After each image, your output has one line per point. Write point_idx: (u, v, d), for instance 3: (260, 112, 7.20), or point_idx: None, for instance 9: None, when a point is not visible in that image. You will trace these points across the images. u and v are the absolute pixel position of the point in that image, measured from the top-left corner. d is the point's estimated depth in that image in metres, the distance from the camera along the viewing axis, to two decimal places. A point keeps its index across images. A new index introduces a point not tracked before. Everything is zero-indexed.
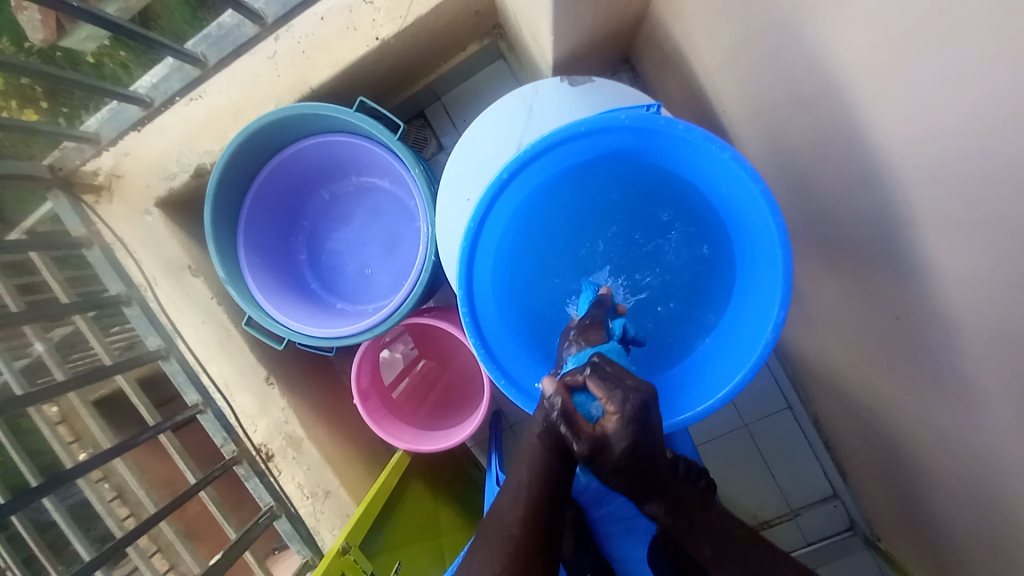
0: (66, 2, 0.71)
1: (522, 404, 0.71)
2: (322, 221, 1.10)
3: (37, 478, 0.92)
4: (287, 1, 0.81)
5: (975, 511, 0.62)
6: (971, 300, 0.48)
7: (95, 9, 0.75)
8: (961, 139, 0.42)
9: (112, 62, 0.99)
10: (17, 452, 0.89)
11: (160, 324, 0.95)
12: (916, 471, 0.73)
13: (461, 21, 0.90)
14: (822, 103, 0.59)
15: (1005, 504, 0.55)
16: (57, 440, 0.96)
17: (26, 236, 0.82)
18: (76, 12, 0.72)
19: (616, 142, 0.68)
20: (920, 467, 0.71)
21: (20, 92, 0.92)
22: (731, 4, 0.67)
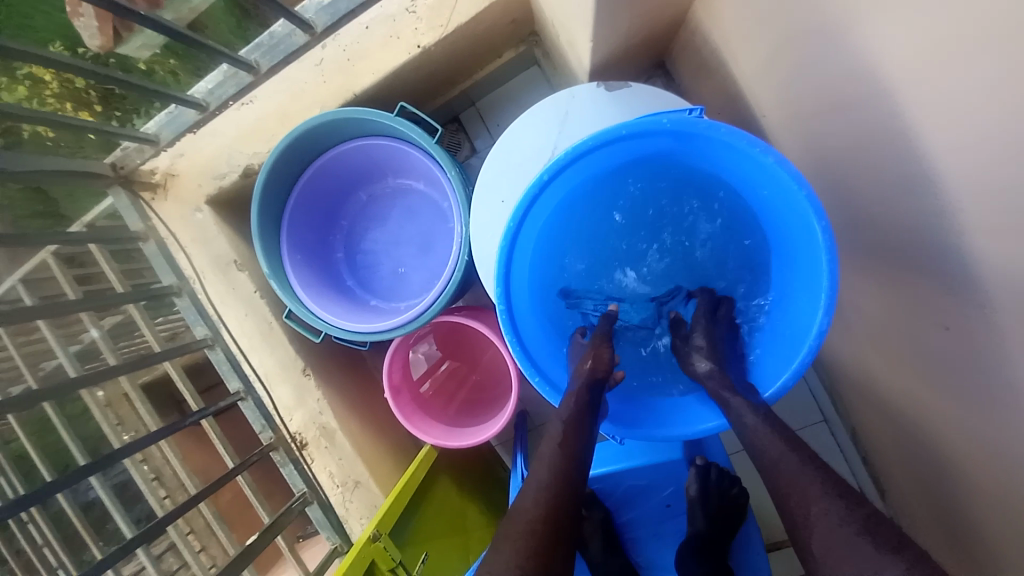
0: (131, 10, 0.75)
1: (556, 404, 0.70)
2: (359, 221, 1.14)
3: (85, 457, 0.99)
4: (335, 11, 0.85)
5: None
6: (1022, 312, 0.47)
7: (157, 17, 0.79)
8: (1015, 147, 0.42)
9: (162, 69, 1.06)
10: (67, 432, 0.97)
11: (207, 315, 1.00)
12: (961, 489, 0.70)
13: (499, 29, 0.92)
14: (866, 109, 0.58)
15: None
16: (106, 423, 1.04)
17: (89, 230, 0.88)
18: (140, 20, 0.76)
19: (655, 145, 0.69)
20: (965, 485, 0.69)
21: (75, 95, 1.02)
22: (772, 10, 0.67)
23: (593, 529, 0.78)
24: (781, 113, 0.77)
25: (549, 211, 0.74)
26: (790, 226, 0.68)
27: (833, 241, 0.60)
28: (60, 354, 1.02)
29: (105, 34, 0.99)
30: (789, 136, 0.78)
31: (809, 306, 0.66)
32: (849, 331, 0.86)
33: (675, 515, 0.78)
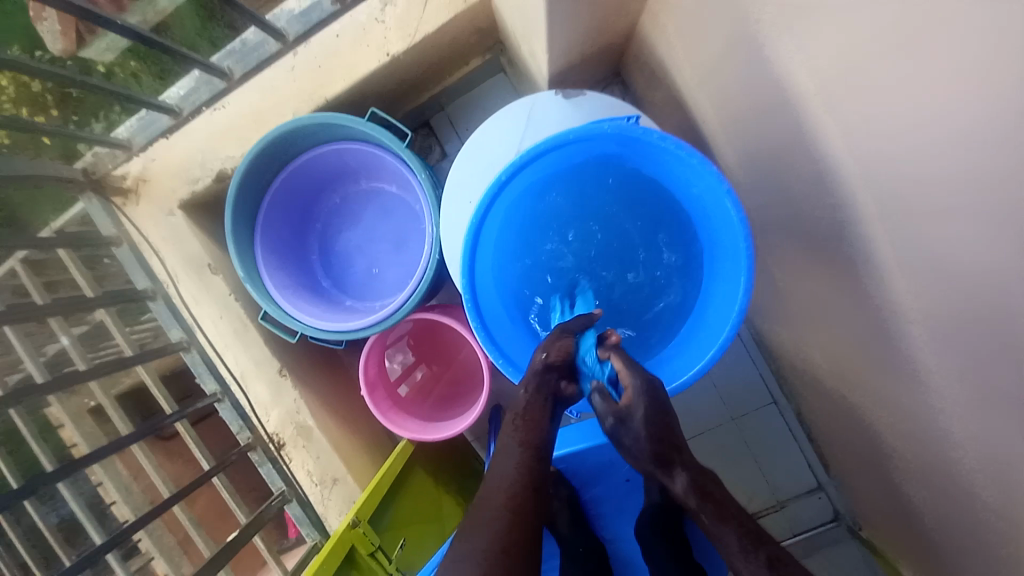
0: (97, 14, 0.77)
1: (520, 383, 0.77)
2: (333, 222, 1.17)
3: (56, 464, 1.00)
4: (307, 20, 0.88)
5: (946, 489, 0.66)
6: (921, 290, 0.54)
7: (123, 21, 0.80)
8: (903, 148, 0.49)
9: (123, 71, 1.07)
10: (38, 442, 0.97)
11: (183, 317, 1.01)
12: (895, 457, 0.77)
13: (465, 39, 0.97)
14: (785, 118, 0.65)
15: (965, 477, 0.60)
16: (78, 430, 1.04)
17: (57, 235, 0.88)
18: (104, 23, 0.78)
19: (603, 148, 0.75)
20: (897, 451, 0.76)
21: (32, 98, 1.02)
22: (703, 30, 0.74)
23: (561, 508, 0.82)
24: (718, 119, 0.83)
25: (509, 209, 0.79)
26: (716, 222, 0.74)
27: (749, 227, 0.67)
28: (27, 359, 1.02)
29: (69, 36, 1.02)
30: (726, 140, 0.84)
31: (730, 292, 0.73)
32: (791, 318, 0.93)
33: (636, 488, 0.85)
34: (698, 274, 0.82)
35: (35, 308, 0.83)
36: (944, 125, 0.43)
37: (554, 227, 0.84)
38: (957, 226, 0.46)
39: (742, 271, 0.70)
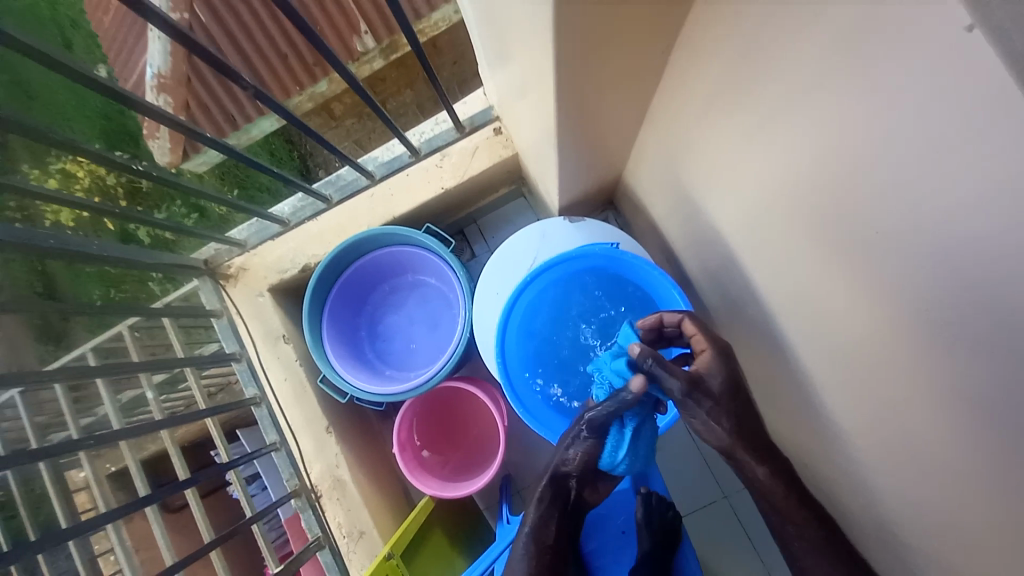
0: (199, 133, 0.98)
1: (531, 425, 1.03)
2: (381, 306, 1.43)
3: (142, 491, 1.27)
4: (389, 166, 1.23)
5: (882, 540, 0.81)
6: (821, 372, 0.76)
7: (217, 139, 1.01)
8: (785, 277, 0.75)
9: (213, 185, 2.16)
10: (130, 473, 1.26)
11: (259, 378, 1.24)
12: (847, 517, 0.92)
13: (497, 177, 1.32)
14: (721, 249, 0.93)
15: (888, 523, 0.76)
16: (141, 472, 1.25)
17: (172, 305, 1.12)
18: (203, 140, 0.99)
19: (597, 263, 1.07)
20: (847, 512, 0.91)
21: None
22: (659, 188, 1.06)
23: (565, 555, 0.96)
24: (681, 242, 1.12)
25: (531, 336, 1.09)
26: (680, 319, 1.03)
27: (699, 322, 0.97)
28: (109, 404, 1.23)
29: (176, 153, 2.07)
30: (688, 256, 1.12)
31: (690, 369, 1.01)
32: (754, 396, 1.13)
33: (629, 540, 1.01)
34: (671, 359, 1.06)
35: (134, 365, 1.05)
36: (801, 265, 0.69)
37: (564, 332, 1.09)
38: (825, 327, 0.70)
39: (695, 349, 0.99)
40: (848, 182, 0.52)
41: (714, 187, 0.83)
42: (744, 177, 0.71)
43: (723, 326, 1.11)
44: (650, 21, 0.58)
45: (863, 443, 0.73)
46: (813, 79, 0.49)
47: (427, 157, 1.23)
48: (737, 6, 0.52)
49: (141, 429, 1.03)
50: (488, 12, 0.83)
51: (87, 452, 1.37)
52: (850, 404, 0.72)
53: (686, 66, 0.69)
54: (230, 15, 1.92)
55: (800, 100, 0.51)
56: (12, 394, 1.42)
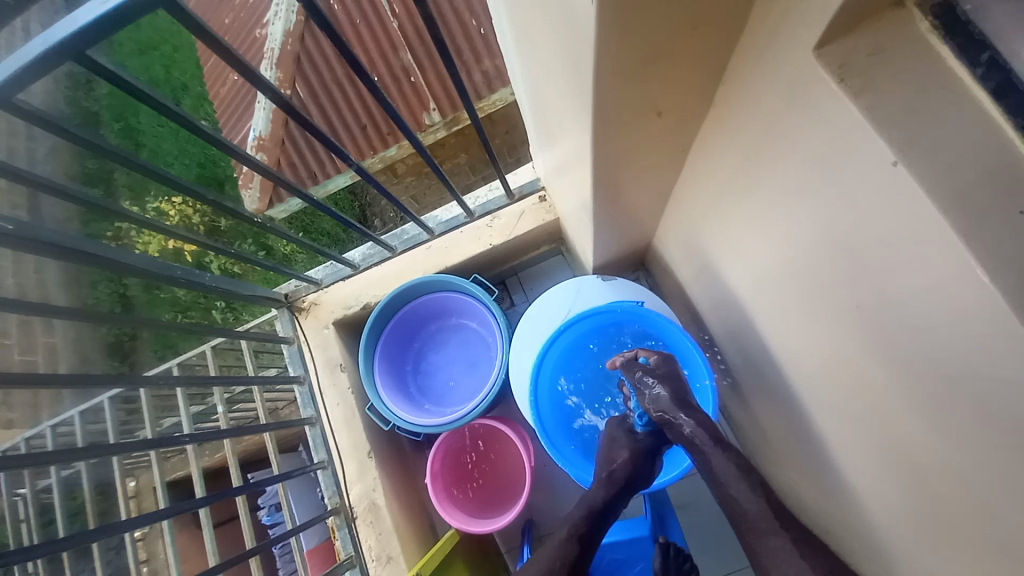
0: (282, 181, 1.10)
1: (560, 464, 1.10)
2: (426, 344, 1.57)
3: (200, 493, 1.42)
4: (447, 223, 1.43)
5: None
6: (831, 431, 0.82)
7: (297, 187, 1.14)
8: (791, 339, 0.84)
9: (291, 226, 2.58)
10: (194, 474, 1.42)
11: (316, 400, 1.39)
12: None
13: (539, 236, 1.48)
14: (739, 313, 1.03)
15: None
16: (203, 471, 1.41)
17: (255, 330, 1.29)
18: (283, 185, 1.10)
19: (622, 316, 1.17)
20: None
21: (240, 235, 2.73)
22: (685, 255, 1.18)
23: None
24: (705, 305, 1.22)
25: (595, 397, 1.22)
26: (699, 374, 1.10)
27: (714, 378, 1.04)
28: (186, 412, 1.41)
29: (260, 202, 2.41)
30: (711, 318, 1.21)
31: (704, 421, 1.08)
32: (776, 459, 1.16)
33: None
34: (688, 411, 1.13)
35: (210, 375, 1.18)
36: (804, 330, 0.78)
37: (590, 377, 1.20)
38: (828, 387, 0.77)
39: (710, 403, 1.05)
40: (830, 264, 0.63)
41: (728, 259, 0.94)
42: (751, 252, 0.83)
43: (744, 387, 1.17)
44: (671, 131, 0.75)
45: (872, 501, 0.77)
46: (796, 184, 0.62)
47: (480, 218, 1.41)
48: (738, 126, 0.67)
49: (215, 433, 1.17)
50: (542, 111, 1.03)
51: (156, 454, 1.54)
52: (857, 463, 0.77)
53: (700, 161, 0.84)
54: (324, 93, 2.30)
55: (789, 197, 0.65)
56: (104, 397, 1.63)
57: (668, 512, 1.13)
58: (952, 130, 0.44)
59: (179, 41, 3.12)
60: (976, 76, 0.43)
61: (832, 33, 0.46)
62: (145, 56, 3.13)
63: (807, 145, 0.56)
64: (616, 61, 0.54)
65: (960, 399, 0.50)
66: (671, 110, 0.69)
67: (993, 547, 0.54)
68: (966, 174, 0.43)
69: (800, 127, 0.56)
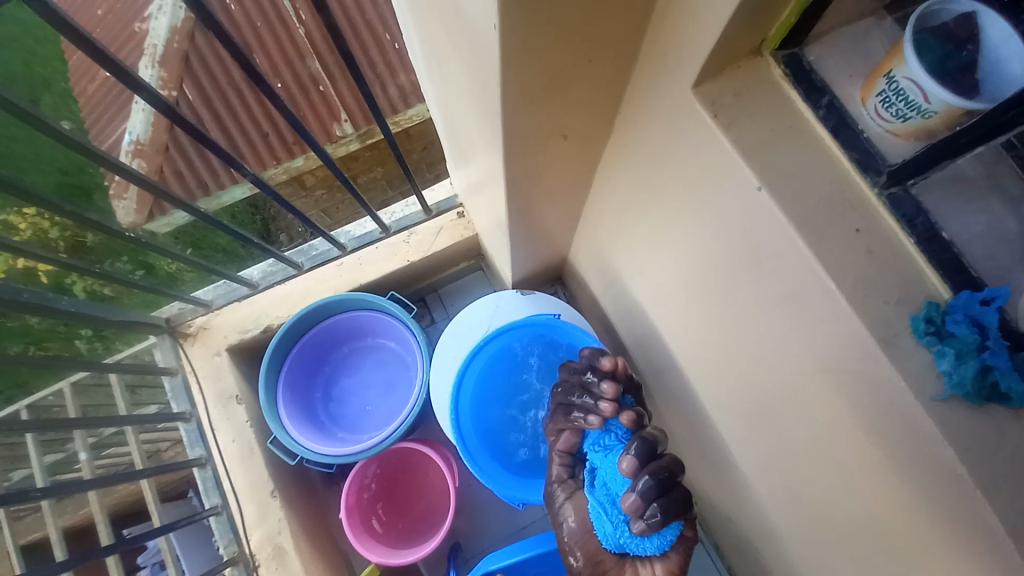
0: (171, 195, 0.98)
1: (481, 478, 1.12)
2: (339, 367, 1.47)
3: (52, 560, 1.18)
4: (360, 239, 1.36)
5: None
6: (727, 427, 0.90)
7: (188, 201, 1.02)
8: (688, 345, 0.92)
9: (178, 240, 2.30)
10: (45, 536, 1.17)
11: (206, 438, 1.23)
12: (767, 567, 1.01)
13: (458, 252, 1.47)
14: (645, 322, 1.10)
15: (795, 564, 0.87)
16: (57, 533, 1.17)
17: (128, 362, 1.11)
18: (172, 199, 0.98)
19: (539, 329, 1.20)
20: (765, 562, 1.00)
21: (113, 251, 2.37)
22: (596, 270, 1.24)
23: None
24: (616, 316, 1.29)
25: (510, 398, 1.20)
26: None
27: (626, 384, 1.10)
28: (35, 465, 1.16)
29: (140, 215, 2.12)
30: (622, 328, 1.29)
31: None
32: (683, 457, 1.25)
33: None
34: None
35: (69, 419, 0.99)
36: (698, 337, 0.86)
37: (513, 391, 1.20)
38: (722, 387, 0.85)
39: None
40: (716, 277, 0.70)
41: (633, 273, 1.01)
42: (652, 266, 0.90)
43: (653, 392, 1.25)
44: (578, 153, 0.78)
45: (763, 488, 0.86)
46: (685, 205, 0.68)
47: (395, 234, 1.37)
48: (635, 150, 0.72)
49: (75, 487, 0.97)
50: (454, 128, 1.02)
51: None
52: (749, 454, 0.86)
53: (604, 182, 0.89)
54: (218, 96, 2.10)
55: (681, 216, 0.71)
56: None
57: None
58: (802, 161, 0.51)
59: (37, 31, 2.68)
60: (819, 115, 0.51)
61: (707, 72, 0.51)
62: None
63: (692, 170, 0.62)
64: (522, 84, 0.55)
65: (823, 391, 0.58)
66: (576, 132, 0.72)
67: (854, 518, 0.63)
68: (816, 199, 0.50)
69: (686, 154, 0.62)
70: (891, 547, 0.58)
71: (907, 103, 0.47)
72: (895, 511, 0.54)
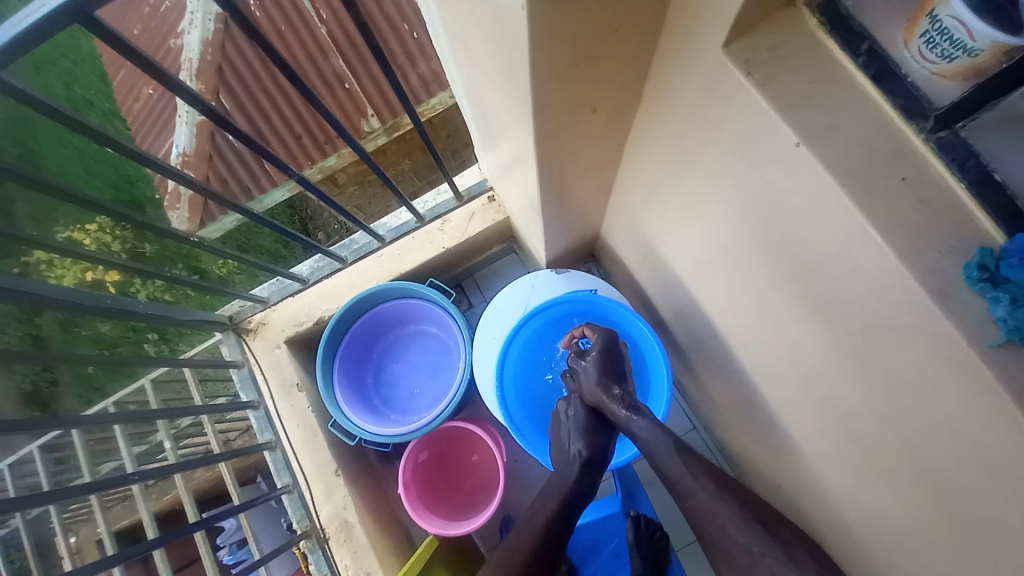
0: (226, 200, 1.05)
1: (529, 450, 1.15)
2: (386, 354, 1.55)
3: (150, 534, 1.32)
4: (397, 230, 1.41)
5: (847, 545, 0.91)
6: (773, 391, 0.90)
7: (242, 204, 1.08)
8: (728, 312, 0.91)
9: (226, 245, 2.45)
10: (143, 513, 1.31)
11: (274, 423, 1.34)
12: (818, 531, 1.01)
13: (491, 236, 1.50)
14: (683, 293, 1.10)
15: (848, 525, 0.87)
16: (152, 510, 1.31)
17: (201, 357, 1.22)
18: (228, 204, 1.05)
19: (577, 305, 1.22)
20: (816, 525, 1.00)
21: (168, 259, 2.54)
22: (630, 244, 1.24)
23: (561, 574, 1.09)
24: (653, 288, 1.29)
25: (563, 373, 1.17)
26: (652, 351, 1.16)
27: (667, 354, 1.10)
28: (128, 451, 1.30)
29: (192, 223, 2.26)
30: (659, 300, 1.28)
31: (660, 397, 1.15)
32: (729, 426, 1.25)
33: (622, 562, 1.13)
34: (645, 388, 1.20)
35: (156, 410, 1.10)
36: (739, 302, 0.85)
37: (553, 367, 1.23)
38: (766, 351, 0.85)
39: (665, 378, 1.12)
40: (755, 240, 0.70)
41: (669, 244, 1.01)
42: (688, 235, 0.89)
43: (695, 362, 1.25)
44: (606, 126, 0.79)
45: (812, 449, 0.85)
46: (720, 168, 0.68)
47: (430, 222, 1.41)
48: (667, 117, 0.72)
49: (166, 470, 1.08)
50: (482, 112, 1.04)
51: (97, 502, 1.42)
52: (796, 416, 0.85)
53: (635, 153, 0.89)
54: (252, 103, 2.19)
55: (716, 181, 0.70)
56: (30, 448, 1.48)
57: (637, 487, 1.18)
58: (843, 114, 0.50)
59: (81, 56, 2.86)
60: (859, 63, 0.50)
61: (737, 31, 0.51)
62: (40, 71, 2.81)
63: (724, 132, 0.62)
64: (549, 64, 0.56)
65: (872, 347, 0.57)
66: (604, 105, 0.72)
67: (911, 474, 0.62)
68: (859, 151, 0.49)
69: (719, 116, 0.61)
70: (950, 501, 0.57)
71: (952, 42, 0.44)
72: (953, 463, 0.54)
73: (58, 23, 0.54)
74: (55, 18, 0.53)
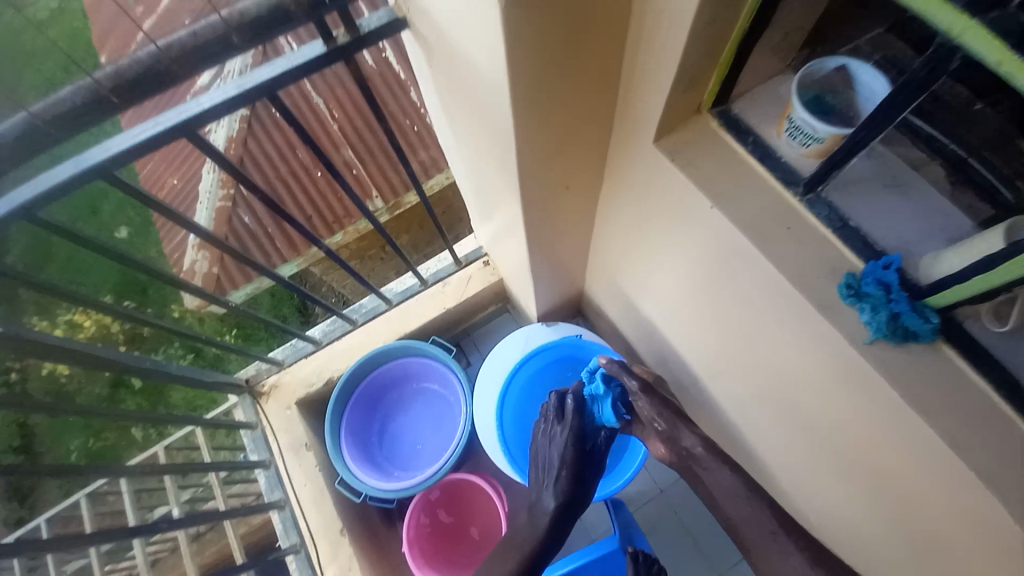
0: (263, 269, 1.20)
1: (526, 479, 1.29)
2: (390, 412, 1.62)
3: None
4: (403, 294, 1.57)
5: None
6: (742, 418, 1.01)
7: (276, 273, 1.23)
8: (697, 348, 1.06)
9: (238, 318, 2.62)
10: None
11: (283, 483, 1.39)
12: None
13: (487, 297, 1.66)
14: (660, 338, 1.25)
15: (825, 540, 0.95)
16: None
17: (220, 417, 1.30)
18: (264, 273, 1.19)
19: (566, 348, 1.38)
20: None
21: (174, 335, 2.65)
22: (611, 297, 1.41)
23: None
24: (635, 336, 1.44)
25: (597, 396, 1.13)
26: None
27: None
28: (136, 515, 1.33)
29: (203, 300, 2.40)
30: (640, 346, 1.43)
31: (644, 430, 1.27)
32: None
33: None
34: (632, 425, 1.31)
35: (177, 467, 1.16)
36: (703, 338, 1.00)
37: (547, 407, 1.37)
38: (731, 381, 0.98)
39: None
40: (703, 282, 0.86)
41: (641, 293, 1.17)
42: (654, 283, 1.06)
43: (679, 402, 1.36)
44: (580, 199, 0.98)
45: (783, 468, 0.95)
46: (665, 225, 0.86)
47: (433, 285, 1.57)
48: (625, 191, 0.92)
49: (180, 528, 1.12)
50: (479, 190, 1.25)
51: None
52: (764, 437, 0.96)
53: (605, 219, 1.08)
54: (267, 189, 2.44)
55: (666, 238, 0.89)
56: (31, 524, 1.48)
57: (634, 527, 1.24)
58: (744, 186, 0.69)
59: None
60: (750, 150, 0.70)
61: (662, 131, 0.72)
62: None
63: (666, 201, 0.81)
64: (533, 158, 0.76)
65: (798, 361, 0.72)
66: (576, 183, 0.92)
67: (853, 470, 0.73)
68: (759, 212, 0.67)
69: (660, 190, 0.81)
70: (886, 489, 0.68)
71: (805, 134, 0.64)
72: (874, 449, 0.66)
73: (158, 141, 0.68)
74: (159, 136, 0.67)
